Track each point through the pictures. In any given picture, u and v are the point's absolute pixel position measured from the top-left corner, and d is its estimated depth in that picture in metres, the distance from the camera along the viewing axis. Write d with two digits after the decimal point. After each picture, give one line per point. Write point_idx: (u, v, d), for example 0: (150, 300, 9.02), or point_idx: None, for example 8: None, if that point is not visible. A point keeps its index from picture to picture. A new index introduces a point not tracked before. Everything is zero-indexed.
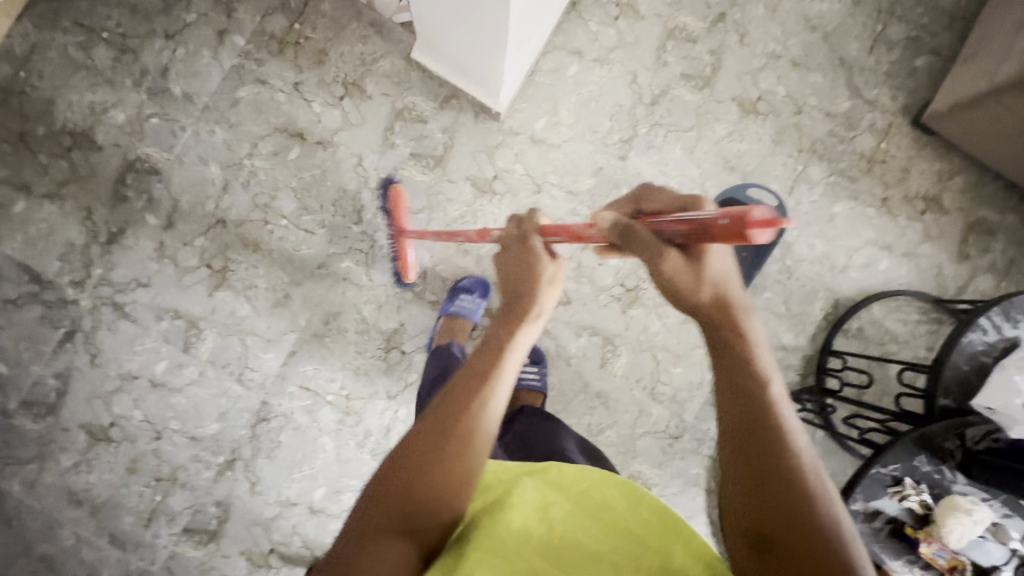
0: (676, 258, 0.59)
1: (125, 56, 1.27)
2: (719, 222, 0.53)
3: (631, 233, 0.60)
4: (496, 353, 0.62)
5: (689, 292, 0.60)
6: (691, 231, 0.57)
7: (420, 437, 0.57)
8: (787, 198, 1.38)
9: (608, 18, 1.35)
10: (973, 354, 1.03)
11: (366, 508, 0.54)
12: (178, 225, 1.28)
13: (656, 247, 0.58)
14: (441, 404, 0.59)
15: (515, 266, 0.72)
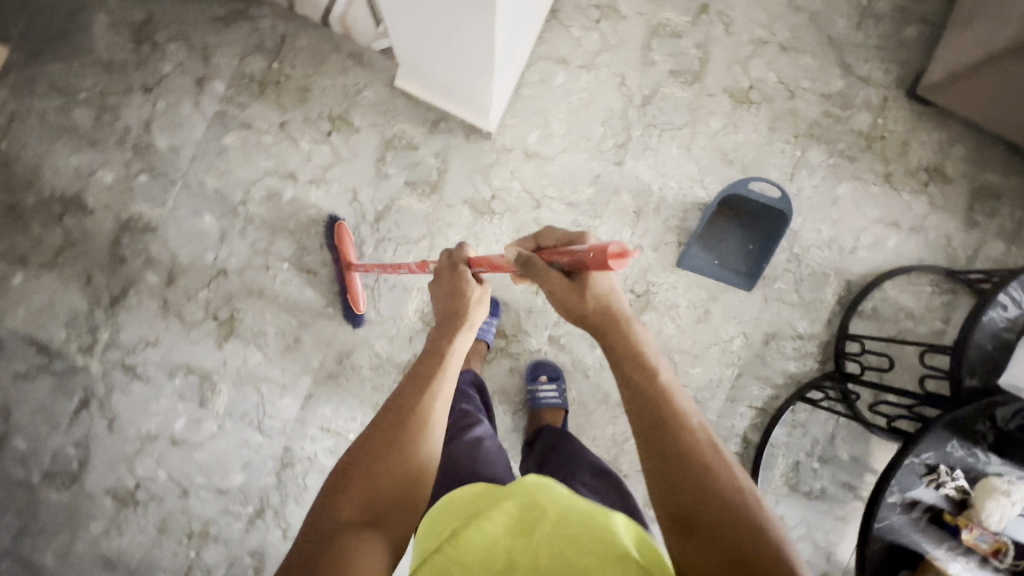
0: (568, 281, 0.68)
1: (105, 115, 1.25)
2: (588, 255, 0.63)
3: (532, 265, 0.70)
4: (435, 365, 0.68)
5: (581, 309, 0.68)
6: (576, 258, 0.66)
7: (370, 442, 0.61)
8: (788, 185, 1.36)
9: (590, 22, 1.33)
10: (995, 332, 1.01)
11: (324, 509, 0.56)
12: (180, 280, 1.26)
13: (547, 276, 0.68)
14: (388, 411, 0.63)
15: (447, 292, 0.79)
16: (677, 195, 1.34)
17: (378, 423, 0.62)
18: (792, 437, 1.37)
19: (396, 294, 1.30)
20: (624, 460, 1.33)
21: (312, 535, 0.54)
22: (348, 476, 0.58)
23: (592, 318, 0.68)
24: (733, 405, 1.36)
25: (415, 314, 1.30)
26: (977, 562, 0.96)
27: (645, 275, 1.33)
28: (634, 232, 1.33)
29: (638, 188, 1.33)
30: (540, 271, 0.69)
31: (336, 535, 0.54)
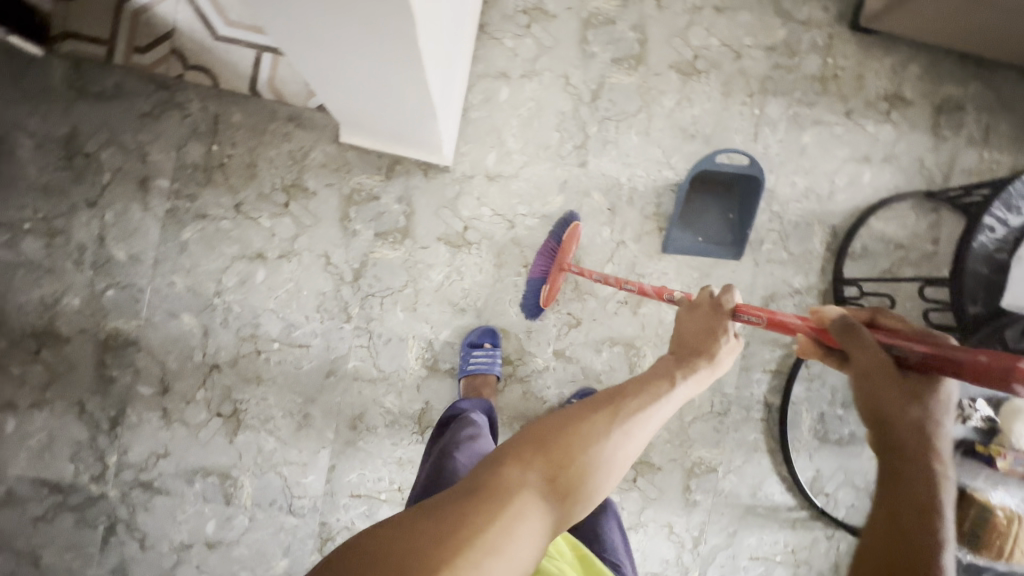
0: (897, 375, 0.57)
1: (56, 239, 1.21)
2: (979, 359, 0.50)
3: (858, 332, 0.60)
4: (656, 397, 0.69)
5: (901, 413, 0.57)
6: (931, 355, 0.55)
7: (575, 438, 0.63)
8: (754, 146, 1.35)
9: (521, 30, 1.29)
10: (987, 257, 1.02)
11: (511, 463, 0.60)
12: (174, 386, 1.23)
13: (877, 357, 0.58)
14: (598, 419, 0.64)
15: (701, 327, 0.78)
16: (647, 182, 1.32)
17: (587, 429, 0.63)
18: (812, 391, 1.36)
19: (393, 346, 1.28)
20: (655, 453, 1.34)
21: (494, 479, 0.58)
22: (549, 450, 0.61)
23: (904, 423, 0.57)
24: (747, 374, 1.36)
25: (417, 362, 1.28)
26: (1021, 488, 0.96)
27: (634, 269, 1.32)
28: (613, 229, 1.31)
29: (607, 184, 1.31)
30: (864, 342, 0.59)
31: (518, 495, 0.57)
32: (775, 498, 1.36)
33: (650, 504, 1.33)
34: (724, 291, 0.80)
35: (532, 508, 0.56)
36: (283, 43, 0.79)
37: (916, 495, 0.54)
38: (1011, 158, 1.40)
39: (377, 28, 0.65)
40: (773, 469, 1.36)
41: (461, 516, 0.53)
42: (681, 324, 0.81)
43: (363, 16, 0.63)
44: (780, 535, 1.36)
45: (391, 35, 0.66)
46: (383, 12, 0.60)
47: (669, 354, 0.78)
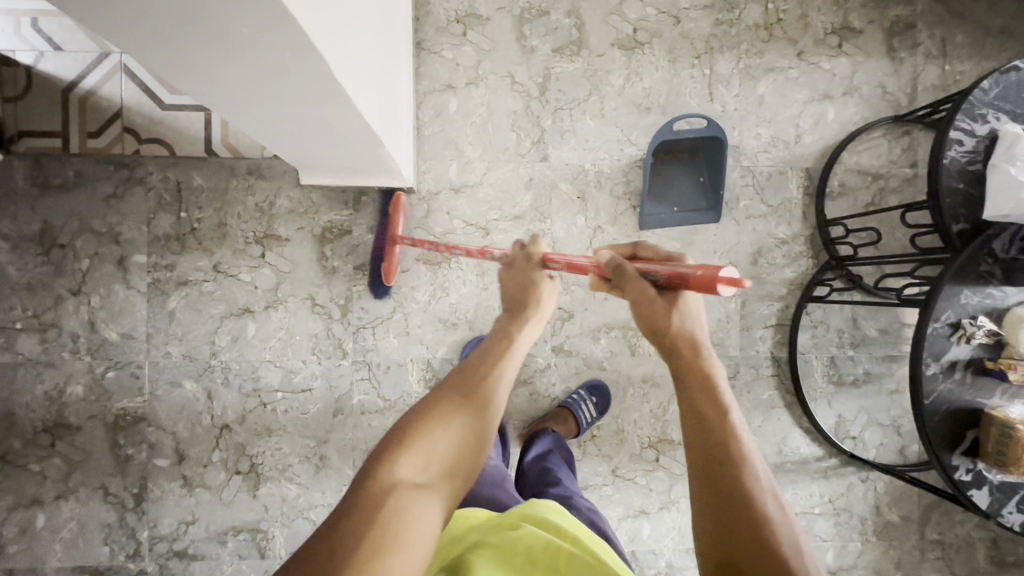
0: (654, 297, 0.59)
1: (49, 333, 1.23)
2: (694, 273, 0.54)
3: (619, 270, 0.61)
4: (499, 359, 0.68)
5: (665, 328, 0.59)
6: (671, 276, 0.57)
7: (435, 417, 0.60)
8: (711, 106, 1.33)
9: (458, 39, 1.29)
10: (961, 169, 0.98)
11: (381, 467, 0.56)
12: (189, 453, 1.25)
13: (638, 287, 0.59)
14: (452, 395, 0.62)
15: (519, 283, 0.80)
16: (612, 163, 1.31)
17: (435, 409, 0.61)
18: (817, 337, 1.35)
19: (394, 373, 1.28)
20: (672, 429, 1.32)
21: (367, 494, 0.54)
22: (411, 443, 0.58)
23: (672, 337, 0.59)
24: (750, 333, 1.34)
25: (420, 385, 1.28)
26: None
27: None
28: (587, 216, 1.31)
29: (573, 173, 1.31)
30: (625, 279, 0.61)
31: (396, 494, 0.54)
32: (802, 451, 1.35)
33: (677, 480, 1.32)
34: (532, 243, 0.83)
35: (414, 497, 0.55)
36: (206, 100, 0.78)
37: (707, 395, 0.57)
38: (973, 66, 1.38)
39: (291, 71, 0.66)
40: (794, 423, 1.34)
41: (350, 542, 0.50)
42: (502, 282, 0.82)
43: (272, 63, 0.64)
44: (814, 487, 1.35)
45: (307, 75, 0.67)
46: (291, 56, 0.61)
47: (502, 314, 0.77)
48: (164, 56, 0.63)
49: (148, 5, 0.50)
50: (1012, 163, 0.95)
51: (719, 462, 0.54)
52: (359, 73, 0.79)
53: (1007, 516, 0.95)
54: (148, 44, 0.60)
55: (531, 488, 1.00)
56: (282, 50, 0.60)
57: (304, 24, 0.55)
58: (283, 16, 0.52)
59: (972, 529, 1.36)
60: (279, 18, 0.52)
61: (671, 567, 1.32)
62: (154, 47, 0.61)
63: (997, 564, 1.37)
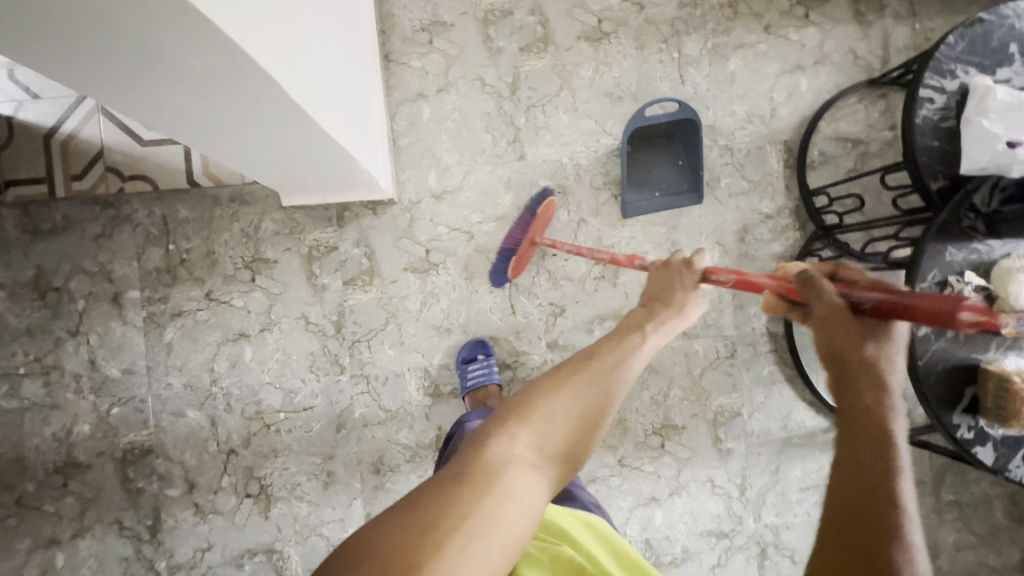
0: (853, 320, 0.55)
1: (52, 375, 1.25)
2: (925, 302, 0.50)
3: (816, 286, 0.58)
4: (628, 349, 0.69)
5: (855, 354, 0.54)
6: (886, 301, 0.54)
7: (558, 399, 0.61)
8: (683, 88, 1.33)
9: (425, 47, 1.30)
10: (934, 127, 0.97)
11: (501, 436, 0.58)
12: (199, 481, 1.26)
13: (838, 305, 0.56)
14: (581, 381, 0.63)
15: (665, 285, 0.80)
16: (589, 155, 1.31)
17: (557, 395, 0.62)
18: None
19: (392, 384, 1.29)
20: (675, 414, 1.32)
21: (486, 456, 0.56)
22: (531, 419, 0.60)
23: (856, 364, 0.53)
24: (744, 311, 1.34)
25: (420, 393, 1.29)
26: (1021, 347, 0.93)
27: (601, 242, 1.31)
28: (570, 210, 1.31)
29: (551, 168, 1.31)
30: (818, 295, 0.58)
31: (508, 465, 0.56)
32: (808, 424, 1.34)
33: (685, 465, 1.32)
34: (695, 255, 0.82)
35: (524, 475, 0.56)
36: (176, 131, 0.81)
37: (869, 442, 0.49)
38: (944, 22, 1.36)
39: (246, 95, 0.68)
40: (796, 397, 1.34)
41: (451, 492, 0.53)
42: (650, 280, 0.84)
43: (225, 87, 0.65)
44: (823, 459, 1.34)
45: (261, 96, 0.68)
46: (242, 82, 0.63)
47: (639, 309, 0.78)
48: (118, 88, 0.65)
49: (94, 44, 0.52)
50: (985, 116, 0.94)
51: (859, 503, 0.46)
52: (319, 88, 0.81)
53: (1014, 470, 0.94)
54: (100, 79, 0.62)
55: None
56: (234, 77, 0.62)
57: (252, 52, 0.57)
58: (229, 48, 0.54)
59: (988, 487, 1.35)
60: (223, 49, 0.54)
61: (687, 552, 1.32)
62: (107, 82, 0.63)
63: (1018, 520, 1.36)
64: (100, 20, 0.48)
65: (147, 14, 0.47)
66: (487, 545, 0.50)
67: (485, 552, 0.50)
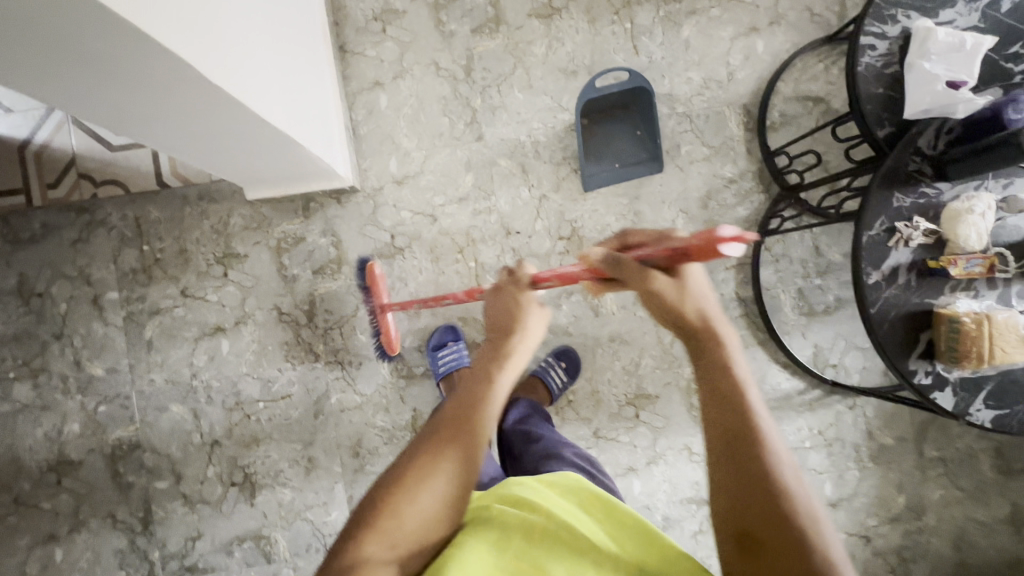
0: (660, 283, 0.59)
1: (41, 378, 1.30)
2: (694, 243, 0.55)
3: (619, 264, 0.61)
4: (474, 391, 0.66)
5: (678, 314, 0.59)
6: (671, 254, 0.58)
7: (402, 486, 0.59)
8: (638, 59, 1.33)
9: (378, 36, 1.32)
10: (878, 74, 0.96)
11: (353, 544, 0.57)
12: (185, 473, 1.30)
13: (643, 275, 0.59)
14: (427, 452, 0.61)
15: (505, 306, 0.76)
16: (547, 132, 1.32)
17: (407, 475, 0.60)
18: (781, 271, 1.33)
19: (366, 368, 1.31)
20: (648, 383, 1.33)
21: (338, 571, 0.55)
22: (382, 513, 0.58)
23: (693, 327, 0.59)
24: (711, 278, 1.34)
25: (393, 376, 1.31)
26: (973, 290, 0.93)
27: (564, 217, 1.32)
28: (531, 186, 1.32)
29: (510, 147, 1.32)
30: (626, 271, 0.61)
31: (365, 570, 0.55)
32: (783, 387, 1.34)
33: (661, 434, 1.32)
34: (519, 267, 0.82)
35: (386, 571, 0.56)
36: (107, 121, 0.80)
37: (729, 409, 0.55)
38: None
39: (161, 78, 0.67)
40: (769, 360, 1.34)
41: None
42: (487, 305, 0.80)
43: (139, 72, 0.64)
44: (801, 421, 1.34)
45: (177, 79, 0.67)
46: (154, 64, 0.62)
47: (486, 342, 0.73)
48: (89, 104, 0.73)
49: (17, 40, 0.54)
50: (926, 59, 0.93)
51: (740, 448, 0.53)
52: (269, 89, 0.89)
53: (975, 414, 0.93)
54: (69, 95, 0.70)
55: (517, 450, 1.02)
56: (187, 88, 0.71)
57: (199, 65, 0.65)
58: (145, 40, 0.56)
59: (973, 441, 1.34)
60: (174, 63, 0.63)
61: (668, 520, 1.32)
62: (78, 98, 0.71)
63: (1005, 473, 1.34)
64: (18, 17, 0.50)
65: (78, 24, 0.52)
66: None
67: None
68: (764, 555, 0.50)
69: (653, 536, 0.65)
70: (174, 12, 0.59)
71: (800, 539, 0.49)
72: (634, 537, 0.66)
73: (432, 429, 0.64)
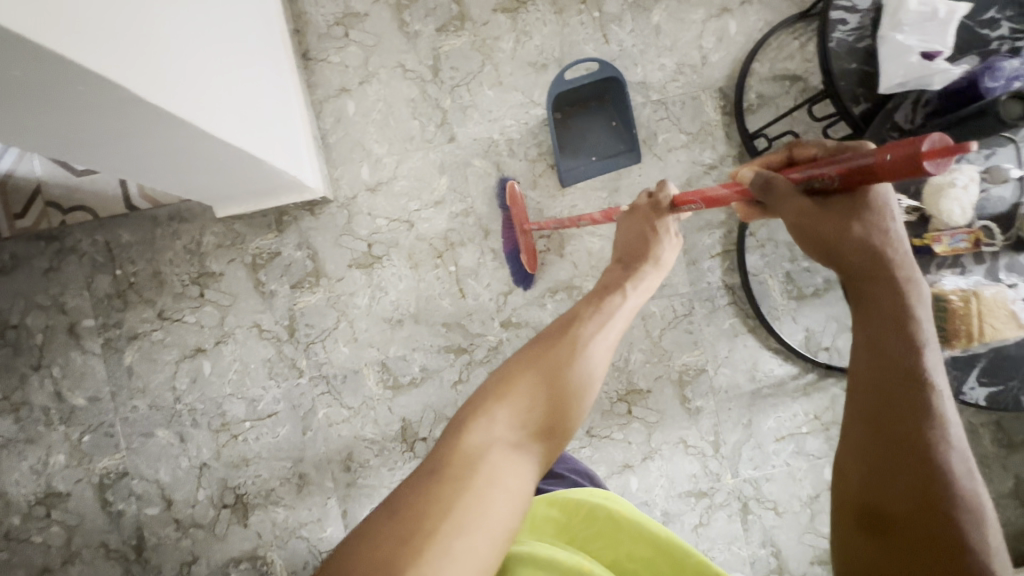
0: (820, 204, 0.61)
1: (22, 411, 1.28)
2: (885, 159, 0.52)
3: (772, 185, 0.64)
4: (594, 326, 0.73)
5: (841, 239, 0.59)
6: (847, 172, 0.57)
7: (531, 380, 0.64)
8: (608, 48, 1.30)
9: (342, 41, 1.29)
10: (850, 49, 0.93)
11: (476, 425, 0.60)
12: (176, 497, 1.28)
13: (795, 195, 0.62)
14: (552, 360, 0.67)
15: (639, 233, 0.87)
16: (520, 128, 1.30)
17: (527, 373, 0.65)
18: (768, 256, 1.31)
19: (351, 380, 1.29)
20: (639, 378, 1.30)
21: (461, 446, 0.57)
22: (507, 398, 0.62)
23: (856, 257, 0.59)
24: (696, 267, 1.32)
25: (380, 387, 1.29)
26: (960, 266, 0.90)
27: (542, 214, 1.29)
28: None
29: (483, 146, 1.29)
30: (779, 192, 0.63)
31: (491, 451, 0.57)
32: (776, 373, 1.32)
33: (655, 428, 1.30)
34: (659, 189, 0.88)
35: (516, 461, 0.57)
36: (55, 152, 0.76)
37: (898, 364, 0.55)
38: None
39: (96, 104, 0.62)
40: (760, 346, 1.32)
41: (437, 486, 0.54)
42: (621, 231, 0.90)
43: (70, 99, 0.60)
44: (796, 407, 1.32)
45: (114, 103, 0.63)
46: (81, 89, 0.57)
47: (615, 266, 0.86)
48: (64, 148, 0.75)
49: None
50: (899, 31, 0.91)
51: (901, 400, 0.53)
52: (235, 112, 0.88)
53: (969, 393, 0.91)
54: (63, 149, 0.75)
55: None
56: (128, 112, 0.66)
57: (165, 105, 0.67)
58: (58, 62, 0.51)
59: (972, 416, 1.32)
60: (132, 103, 0.64)
61: (668, 515, 1.30)
62: (56, 146, 0.73)
63: (1007, 446, 1.32)
64: None
65: None
66: (473, 539, 0.50)
67: (474, 547, 0.50)
68: (896, 533, 0.50)
69: (679, 558, 0.64)
70: (139, 60, 0.62)
71: (947, 516, 0.49)
72: (660, 558, 0.65)
73: (549, 345, 0.69)
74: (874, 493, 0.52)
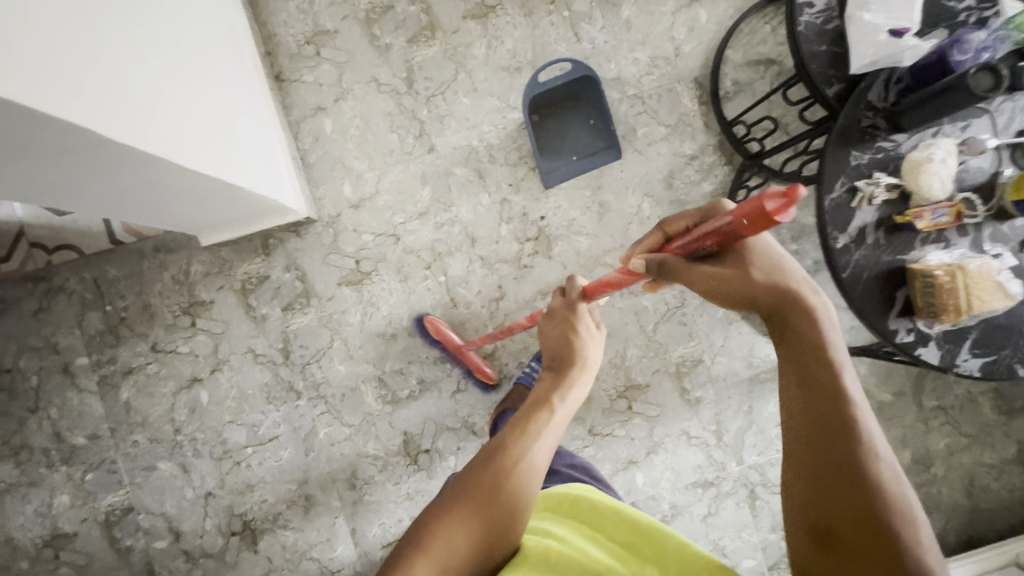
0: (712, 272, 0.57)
1: (22, 455, 1.27)
2: (742, 223, 0.51)
3: (664, 267, 0.61)
4: (534, 430, 0.64)
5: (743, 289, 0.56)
6: (718, 239, 0.55)
7: (463, 518, 0.56)
8: (580, 46, 1.30)
9: (314, 60, 1.29)
10: (819, 31, 0.93)
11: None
12: (184, 529, 1.28)
13: (690, 271, 0.59)
14: (487, 483, 0.58)
15: (560, 330, 0.79)
16: (499, 134, 1.30)
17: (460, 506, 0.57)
18: None
19: (350, 398, 1.29)
20: (637, 373, 1.31)
21: None
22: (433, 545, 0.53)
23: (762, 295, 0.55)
24: None
25: (379, 403, 1.29)
26: (943, 240, 0.91)
27: (528, 218, 1.29)
28: (490, 192, 1.29)
29: (463, 154, 1.29)
30: (671, 273, 0.60)
31: None
32: (772, 357, 1.32)
33: (656, 422, 1.30)
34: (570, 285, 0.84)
35: None
36: (30, 197, 0.75)
37: (822, 394, 0.51)
38: None
39: (67, 148, 0.62)
40: (755, 332, 1.32)
41: None
42: (542, 330, 0.83)
43: (39, 145, 0.59)
44: None
45: (84, 146, 0.62)
46: (50, 135, 0.57)
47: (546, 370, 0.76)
48: (40, 192, 0.74)
49: None
50: (866, 10, 0.90)
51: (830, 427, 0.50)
52: (212, 142, 0.88)
53: (964, 364, 0.91)
54: (39, 194, 0.75)
55: None
56: (100, 153, 0.66)
57: (137, 143, 0.67)
58: (25, 112, 0.50)
59: (971, 386, 1.32)
60: (102, 143, 0.63)
61: (676, 508, 1.30)
62: (31, 191, 0.73)
63: (1007, 412, 1.33)
64: None
65: None
66: None
67: None
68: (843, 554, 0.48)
69: (658, 539, 0.64)
70: (108, 102, 0.62)
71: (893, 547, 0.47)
72: (640, 539, 0.65)
73: (485, 458, 0.61)
74: (817, 514, 0.50)
